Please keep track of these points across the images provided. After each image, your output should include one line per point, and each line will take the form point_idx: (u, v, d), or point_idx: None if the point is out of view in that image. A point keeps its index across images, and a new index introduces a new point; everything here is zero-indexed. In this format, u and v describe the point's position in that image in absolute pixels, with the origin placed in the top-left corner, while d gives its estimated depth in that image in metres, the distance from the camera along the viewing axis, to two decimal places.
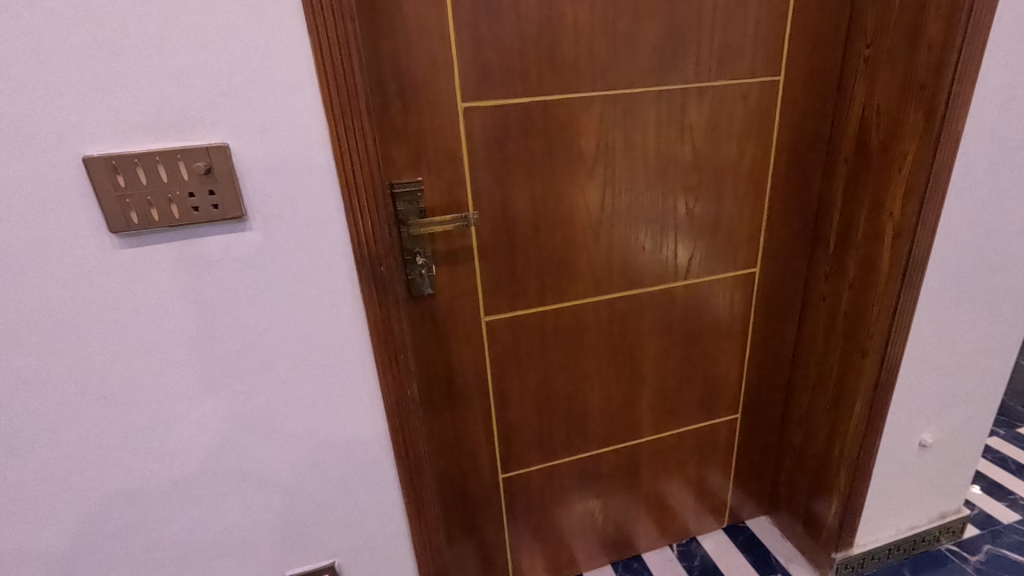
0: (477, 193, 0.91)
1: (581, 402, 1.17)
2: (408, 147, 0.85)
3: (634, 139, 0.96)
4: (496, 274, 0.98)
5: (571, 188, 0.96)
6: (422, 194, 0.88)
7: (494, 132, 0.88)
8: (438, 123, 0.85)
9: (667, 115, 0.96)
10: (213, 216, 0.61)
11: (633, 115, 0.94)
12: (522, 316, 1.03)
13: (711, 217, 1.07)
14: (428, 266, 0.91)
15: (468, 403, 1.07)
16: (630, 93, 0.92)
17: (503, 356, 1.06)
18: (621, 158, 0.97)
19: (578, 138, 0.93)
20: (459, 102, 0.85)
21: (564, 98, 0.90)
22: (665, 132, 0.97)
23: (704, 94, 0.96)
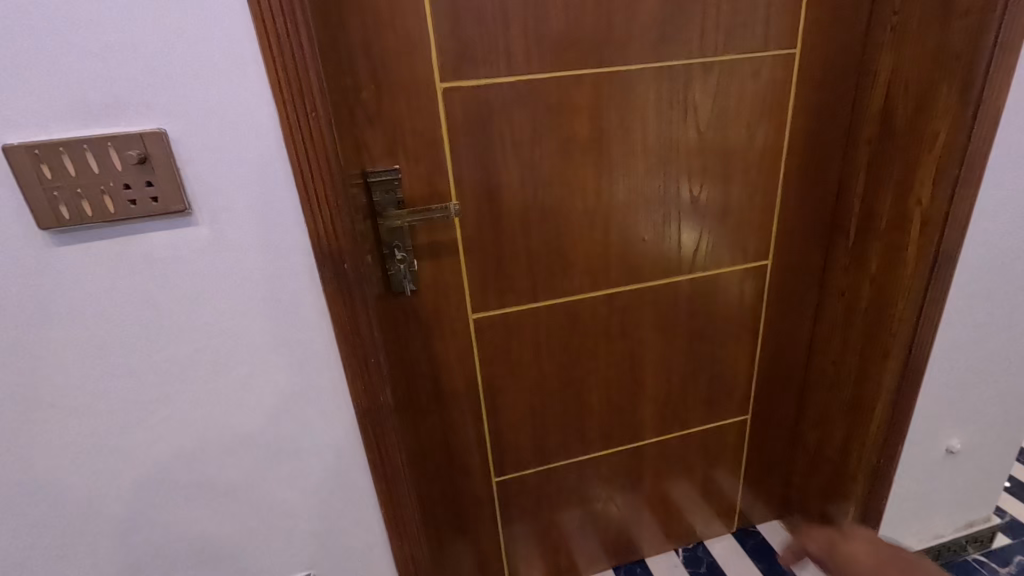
0: (460, 181, 0.85)
1: (579, 403, 1.10)
2: (383, 132, 0.78)
3: (633, 122, 0.88)
4: (484, 269, 0.92)
5: (564, 176, 0.89)
6: (401, 183, 0.82)
7: (477, 115, 0.81)
8: (416, 106, 0.78)
9: (669, 94, 0.87)
10: (153, 210, 0.55)
11: (631, 95, 0.86)
12: (513, 313, 0.97)
13: (718, 206, 0.99)
14: (410, 260, 0.86)
15: (456, 404, 1.01)
16: (628, 70, 0.84)
17: (494, 355, 1.00)
18: (618, 140, 0.89)
19: (570, 121, 0.85)
20: (437, 83, 0.78)
21: (554, 77, 0.82)
22: (668, 113, 0.89)
23: (710, 70, 0.88)
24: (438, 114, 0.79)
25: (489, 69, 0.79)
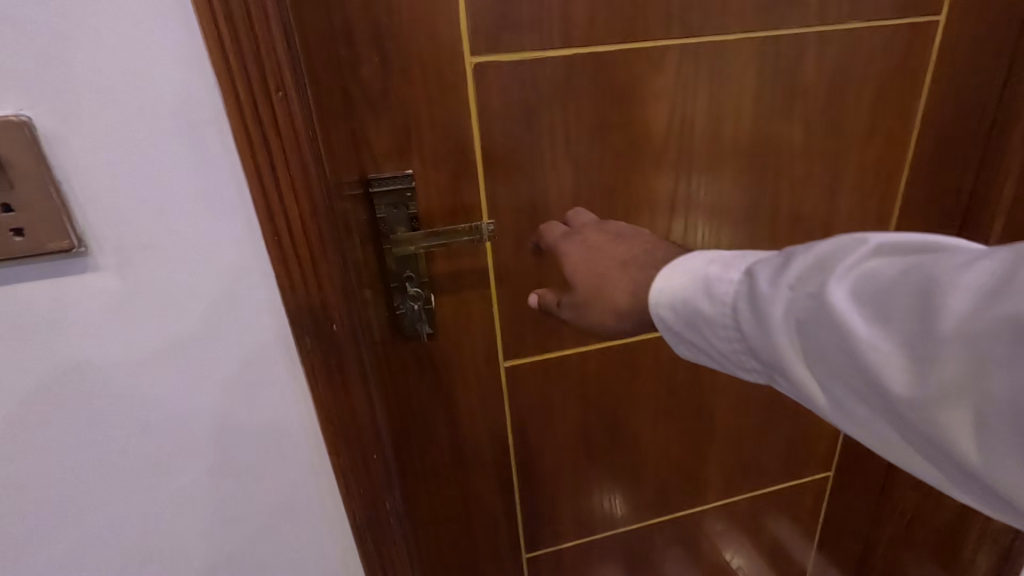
0: (495, 191, 0.63)
1: (631, 462, 0.89)
2: (392, 125, 0.57)
3: (724, 112, 0.66)
4: (522, 304, 0.70)
5: (630, 184, 0.67)
6: (415, 193, 0.60)
7: (520, 102, 0.59)
8: (437, 89, 0.57)
9: (774, 75, 0.65)
10: (15, 248, 0.36)
11: (725, 76, 0.64)
12: (556, 358, 0.75)
13: (824, 222, 0.76)
14: (426, 296, 0.64)
15: (482, 470, 0.80)
16: (724, 42, 0.62)
17: (531, 410, 0.78)
18: (704, 137, 0.67)
19: (643, 110, 0.63)
20: (467, 57, 0.56)
21: (625, 50, 0.60)
22: (770, 102, 0.67)
23: (831, 43, 0.65)
24: (468, 99, 0.58)
25: (539, 37, 0.57)
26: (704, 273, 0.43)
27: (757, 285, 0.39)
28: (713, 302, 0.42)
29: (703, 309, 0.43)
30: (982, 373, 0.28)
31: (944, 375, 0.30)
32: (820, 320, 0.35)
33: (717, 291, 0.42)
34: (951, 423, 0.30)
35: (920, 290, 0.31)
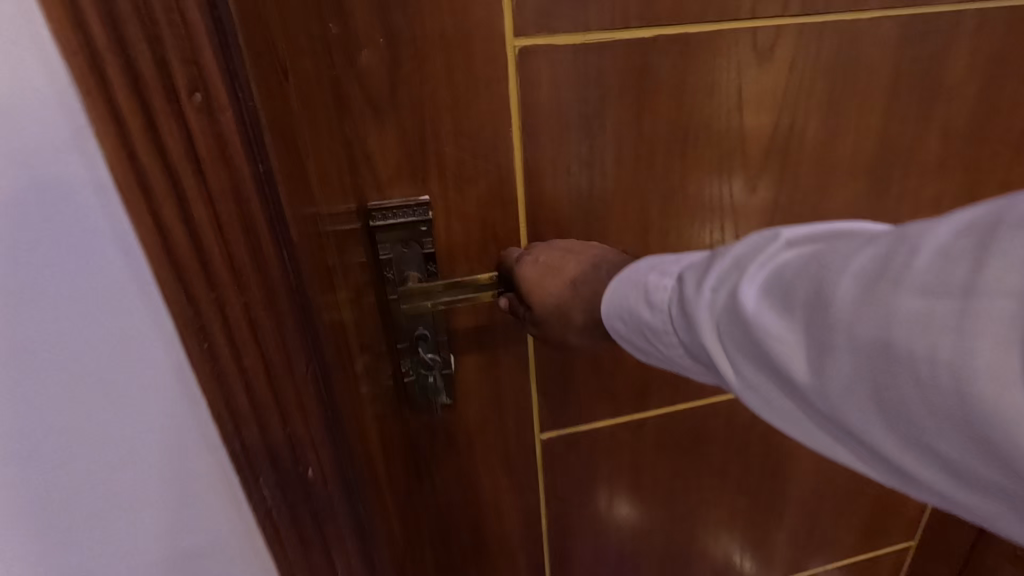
0: (540, 221, 0.47)
1: (686, 539, 0.73)
2: (404, 134, 0.41)
3: (844, 118, 0.49)
4: (568, 363, 0.54)
5: (715, 213, 0.51)
6: (431, 227, 0.44)
7: (578, 102, 0.43)
8: (467, 84, 0.40)
9: (914, 69, 0.48)
10: None
11: (851, 69, 0.47)
12: (606, 428, 0.59)
13: None
14: (445, 358, 0.48)
15: (508, 560, 0.64)
16: (855, 22, 0.45)
17: (570, 491, 0.62)
18: (816, 150, 0.50)
19: (740, 116, 0.47)
20: (509, 39, 0.40)
21: (723, 32, 0.43)
22: (905, 105, 0.50)
23: (994, 25, 0.48)
24: (507, 97, 0.42)
25: (610, 11, 0.41)
26: (644, 281, 0.36)
27: (685, 289, 0.33)
28: (653, 311, 0.35)
29: (644, 318, 0.36)
30: (905, 381, 0.22)
31: (875, 381, 0.24)
32: (739, 325, 0.29)
33: (656, 299, 0.35)
34: (897, 439, 0.24)
35: (819, 275, 0.26)
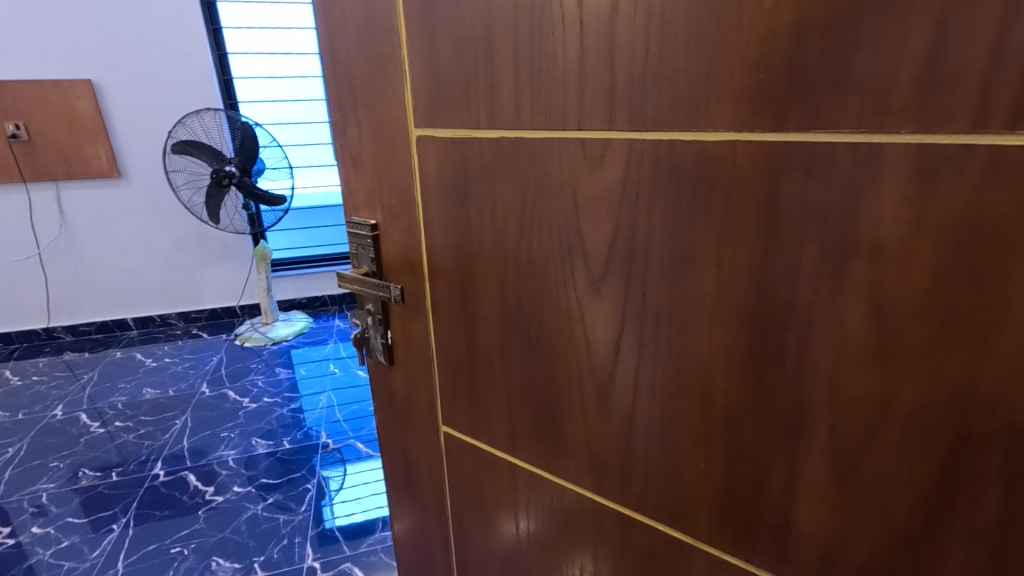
0: (432, 257, 0.62)
1: None
2: (364, 180, 0.65)
3: (695, 249, 0.42)
4: (456, 380, 0.66)
5: (562, 302, 0.52)
6: (375, 243, 0.67)
7: (451, 180, 0.56)
8: (387, 155, 0.61)
9: (792, 213, 0.37)
10: None
11: (701, 196, 0.41)
12: (488, 451, 0.67)
13: (920, 503, 0.38)
14: (382, 330, 0.71)
15: (427, 513, 0.81)
16: (698, 143, 0.39)
17: (463, 492, 0.73)
18: (657, 272, 0.45)
19: (575, 217, 0.48)
20: (409, 128, 0.57)
21: (553, 139, 0.47)
22: (792, 253, 0.38)
23: (928, 173, 0.32)
24: (412, 167, 0.59)
25: (468, 114, 0.52)
26: None
27: None
28: None
29: None
30: None
31: None
32: None
33: None
34: None
35: None
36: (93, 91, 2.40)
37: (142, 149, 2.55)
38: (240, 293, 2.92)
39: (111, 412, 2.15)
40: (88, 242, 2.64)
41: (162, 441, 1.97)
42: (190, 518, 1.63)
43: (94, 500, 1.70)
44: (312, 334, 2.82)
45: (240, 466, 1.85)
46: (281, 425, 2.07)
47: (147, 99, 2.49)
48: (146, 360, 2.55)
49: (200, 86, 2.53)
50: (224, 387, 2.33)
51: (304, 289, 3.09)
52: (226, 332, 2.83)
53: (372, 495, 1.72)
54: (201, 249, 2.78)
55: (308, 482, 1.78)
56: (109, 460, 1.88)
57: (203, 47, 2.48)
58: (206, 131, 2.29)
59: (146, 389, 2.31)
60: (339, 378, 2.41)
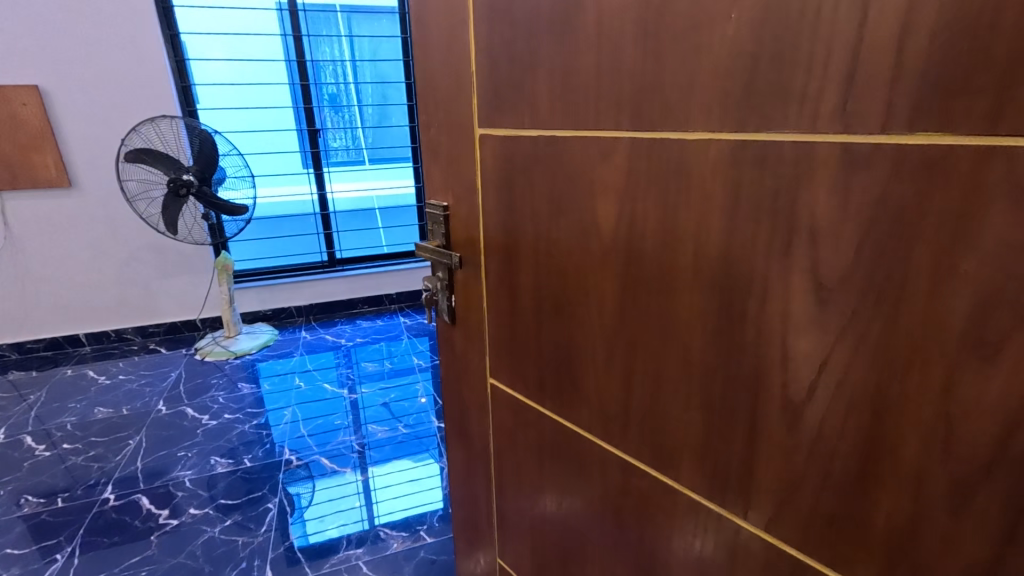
0: (485, 233, 0.75)
1: (579, 568, 0.79)
2: (440, 170, 0.80)
3: (679, 226, 0.51)
4: (500, 338, 0.79)
5: (579, 271, 0.63)
6: (445, 222, 0.81)
7: (503, 168, 0.69)
8: (460, 149, 0.75)
9: (751, 196, 0.46)
10: None
11: (682, 183, 0.50)
12: (520, 400, 0.79)
13: (860, 446, 0.44)
14: (447, 294, 0.87)
15: (474, 457, 0.94)
16: (681, 139, 0.49)
17: (502, 439, 0.85)
18: (651, 244, 0.55)
19: (590, 202, 0.59)
20: (475, 127, 0.71)
21: (577, 137, 0.58)
22: (750, 231, 0.46)
23: (853, 163, 0.39)
24: (476, 159, 0.73)
25: (519, 115, 0.64)
26: None
27: None
28: None
29: None
30: None
31: None
32: None
33: None
34: None
35: None
36: (39, 97, 2.93)
37: (90, 157, 3.12)
38: (201, 306, 3.62)
39: (58, 435, 2.52)
40: (49, 254, 3.22)
41: (114, 462, 2.33)
42: (144, 542, 1.89)
43: (40, 527, 1.96)
44: (275, 348, 3.47)
45: (195, 488, 2.16)
46: (240, 444, 2.46)
47: (89, 113, 3.05)
48: (98, 377, 3.08)
49: (145, 98, 3.11)
50: (182, 405, 2.79)
51: (267, 300, 3.83)
52: (184, 346, 3.49)
53: (337, 512, 2.02)
54: (162, 263, 3.45)
55: (268, 501, 2.09)
56: (52, 487, 2.18)
57: (155, 53, 3.05)
58: (160, 138, 2.84)
59: (96, 409, 2.75)
60: (301, 392, 2.91)
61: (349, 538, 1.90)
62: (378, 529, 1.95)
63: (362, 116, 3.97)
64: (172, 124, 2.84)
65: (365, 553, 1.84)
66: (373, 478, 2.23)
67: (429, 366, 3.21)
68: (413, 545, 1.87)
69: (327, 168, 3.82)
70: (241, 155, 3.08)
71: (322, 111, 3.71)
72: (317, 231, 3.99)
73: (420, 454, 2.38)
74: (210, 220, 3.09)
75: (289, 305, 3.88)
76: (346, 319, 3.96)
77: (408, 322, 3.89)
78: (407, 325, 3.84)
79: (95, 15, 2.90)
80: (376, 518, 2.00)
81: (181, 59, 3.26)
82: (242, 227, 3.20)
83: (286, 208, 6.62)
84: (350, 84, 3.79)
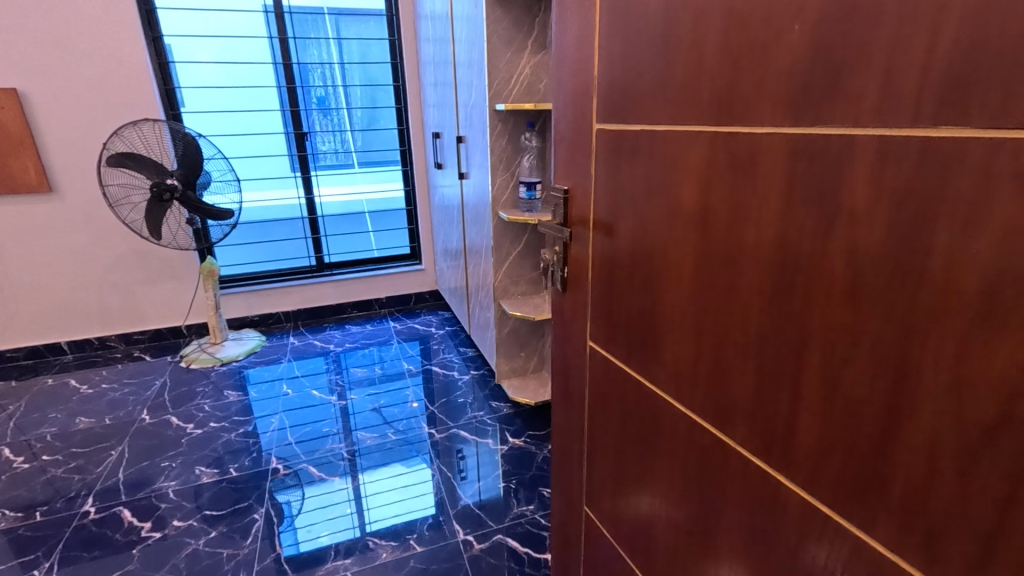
0: (596, 211, 0.91)
1: (646, 513, 0.90)
2: (566, 161, 0.99)
3: (747, 207, 0.61)
4: (602, 305, 0.95)
5: (663, 244, 0.75)
6: (564, 204, 1.01)
7: (611, 157, 0.84)
8: (581, 138, 0.92)
9: (805, 181, 0.54)
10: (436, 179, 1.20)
11: (751, 171, 0.59)
12: (611, 360, 0.94)
13: (885, 404, 0.50)
14: (561, 264, 1.06)
15: (574, 408, 1.11)
16: (751, 134, 0.59)
17: (597, 392, 1.00)
18: (723, 222, 0.64)
19: (678, 186, 0.71)
20: (593, 122, 0.87)
21: (674, 130, 0.70)
22: (801, 211, 0.55)
23: (886, 154, 0.46)
24: (593, 151, 0.89)
25: (626, 112, 0.79)
26: None
27: None
28: None
29: None
30: None
31: None
32: None
33: None
34: None
35: None
36: (16, 101, 2.94)
37: (69, 163, 3.13)
38: (187, 312, 3.63)
39: (38, 445, 2.53)
40: (31, 261, 3.23)
41: (96, 474, 2.34)
42: (125, 556, 1.90)
43: (18, 542, 1.96)
44: (260, 356, 3.47)
45: (179, 499, 2.19)
46: (226, 453, 2.49)
47: (71, 118, 3.07)
48: (80, 387, 3.07)
49: (133, 102, 3.15)
50: (165, 414, 2.82)
51: (253, 306, 3.87)
52: (170, 353, 3.49)
53: (327, 520, 2.06)
54: (149, 269, 3.46)
55: (255, 511, 2.12)
56: (31, 501, 2.18)
57: (138, 57, 3.08)
58: (140, 139, 2.94)
59: (77, 420, 2.75)
60: (289, 400, 2.95)
61: (338, 547, 1.93)
62: (367, 538, 1.97)
63: (352, 119, 3.97)
64: (156, 127, 2.88)
65: (353, 564, 1.86)
66: (363, 485, 2.27)
67: (419, 371, 3.25)
68: (403, 555, 1.89)
69: (314, 172, 3.85)
70: (226, 160, 3.08)
71: (311, 113, 3.75)
72: (305, 236, 4.03)
73: (412, 460, 2.43)
74: (195, 224, 3.13)
75: (275, 311, 3.92)
76: (335, 324, 3.99)
77: (398, 327, 3.93)
78: (397, 330, 3.88)
79: (76, 22, 2.93)
80: (368, 524, 2.04)
81: (165, 61, 3.29)
82: (226, 232, 3.19)
83: (274, 212, 6.67)
84: (339, 87, 3.85)
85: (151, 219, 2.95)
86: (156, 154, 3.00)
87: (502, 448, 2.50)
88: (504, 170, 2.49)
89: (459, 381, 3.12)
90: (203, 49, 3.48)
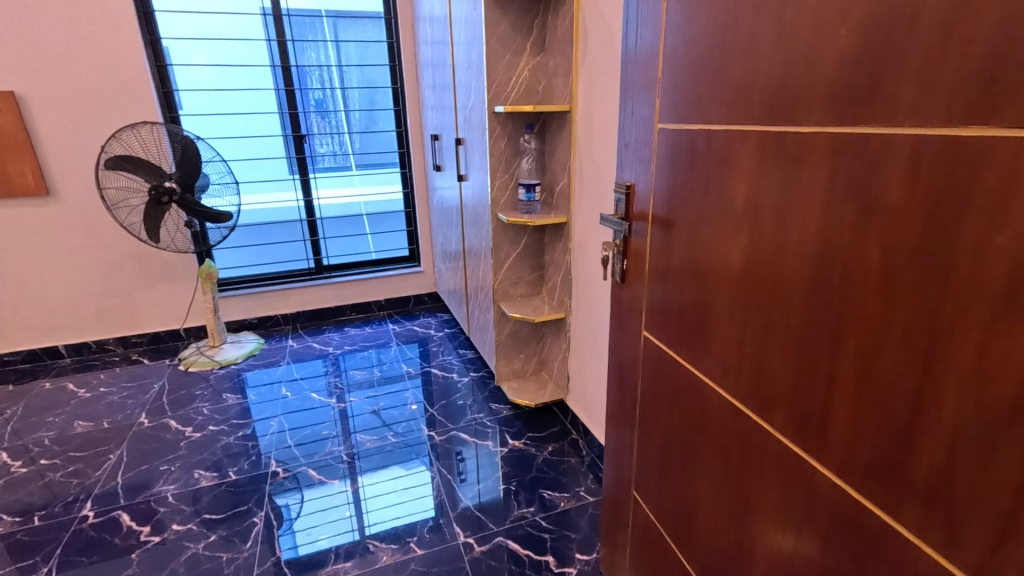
0: (654, 207, 0.96)
1: (692, 497, 0.95)
2: (628, 156, 1.04)
3: (792, 203, 0.64)
4: (655, 297, 0.99)
5: (714, 238, 0.80)
6: (627, 199, 1.04)
7: (668, 156, 0.89)
8: (643, 135, 0.97)
9: (845, 177, 0.57)
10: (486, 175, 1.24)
11: (798, 167, 0.63)
12: (662, 349, 0.99)
13: (912, 392, 0.52)
14: (620, 257, 1.09)
15: (628, 395, 1.16)
16: (798, 133, 0.62)
17: (649, 379, 1.05)
18: (770, 218, 0.68)
19: (729, 183, 0.75)
20: (655, 123, 0.92)
21: (727, 130, 0.74)
22: (841, 205, 0.57)
23: (921, 153, 0.48)
24: (652, 147, 0.94)
25: (685, 112, 0.83)
26: None
27: None
28: None
29: None
30: None
31: None
32: None
33: None
34: None
35: None
36: (13, 103, 2.92)
37: (68, 165, 3.12)
38: (185, 315, 3.62)
39: (36, 449, 2.52)
40: (30, 264, 3.22)
41: (94, 478, 2.32)
42: (124, 560, 1.88)
43: (16, 547, 1.94)
44: (260, 357, 3.48)
45: (177, 502, 2.17)
46: (225, 456, 2.47)
47: (70, 120, 3.06)
48: (79, 390, 3.06)
49: (133, 104, 3.14)
50: (165, 417, 2.80)
51: (252, 309, 3.86)
52: (168, 357, 3.47)
53: (326, 524, 2.04)
54: (147, 271, 3.45)
55: (255, 515, 2.10)
56: (29, 505, 2.16)
57: (136, 56, 3.07)
58: (140, 140, 2.90)
59: (75, 424, 2.73)
60: (288, 402, 2.93)
61: (338, 551, 1.91)
62: (367, 542, 1.95)
63: (351, 121, 3.94)
64: (153, 130, 2.89)
65: (354, 567, 1.84)
66: (362, 488, 2.25)
67: (419, 374, 3.23)
68: (403, 558, 1.87)
69: (311, 173, 3.84)
70: (224, 162, 3.07)
71: (311, 116, 3.78)
72: (304, 237, 4.01)
73: (410, 463, 2.40)
74: (195, 226, 3.11)
75: (274, 313, 3.91)
76: (334, 326, 3.97)
77: (398, 329, 3.91)
78: (397, 331, 3.87)
79: (74, 23, 2.92)
80: (367, 528, 2.02)
81: (162, 63, 3.29)
82: (225, 235, 3.21)
83: (276, 214, 6.65)
84: (337, 89, 3.80)
85: (150, 222, 2.94)
86: (154, 156, 2.98)
87: (502, 449, 2.49)
88: (504, 172, 2.48)
89: (459, 383, 3.10)
90: (203, 52, 3.41)
